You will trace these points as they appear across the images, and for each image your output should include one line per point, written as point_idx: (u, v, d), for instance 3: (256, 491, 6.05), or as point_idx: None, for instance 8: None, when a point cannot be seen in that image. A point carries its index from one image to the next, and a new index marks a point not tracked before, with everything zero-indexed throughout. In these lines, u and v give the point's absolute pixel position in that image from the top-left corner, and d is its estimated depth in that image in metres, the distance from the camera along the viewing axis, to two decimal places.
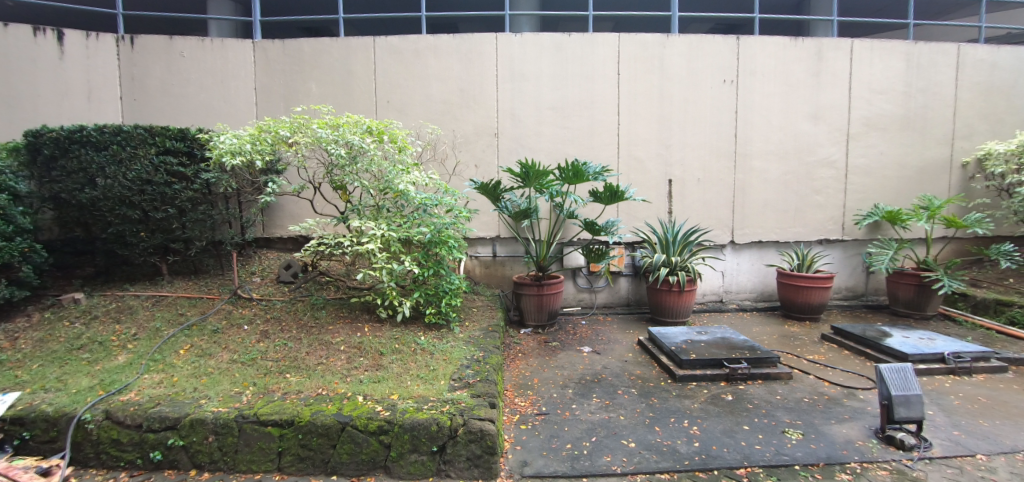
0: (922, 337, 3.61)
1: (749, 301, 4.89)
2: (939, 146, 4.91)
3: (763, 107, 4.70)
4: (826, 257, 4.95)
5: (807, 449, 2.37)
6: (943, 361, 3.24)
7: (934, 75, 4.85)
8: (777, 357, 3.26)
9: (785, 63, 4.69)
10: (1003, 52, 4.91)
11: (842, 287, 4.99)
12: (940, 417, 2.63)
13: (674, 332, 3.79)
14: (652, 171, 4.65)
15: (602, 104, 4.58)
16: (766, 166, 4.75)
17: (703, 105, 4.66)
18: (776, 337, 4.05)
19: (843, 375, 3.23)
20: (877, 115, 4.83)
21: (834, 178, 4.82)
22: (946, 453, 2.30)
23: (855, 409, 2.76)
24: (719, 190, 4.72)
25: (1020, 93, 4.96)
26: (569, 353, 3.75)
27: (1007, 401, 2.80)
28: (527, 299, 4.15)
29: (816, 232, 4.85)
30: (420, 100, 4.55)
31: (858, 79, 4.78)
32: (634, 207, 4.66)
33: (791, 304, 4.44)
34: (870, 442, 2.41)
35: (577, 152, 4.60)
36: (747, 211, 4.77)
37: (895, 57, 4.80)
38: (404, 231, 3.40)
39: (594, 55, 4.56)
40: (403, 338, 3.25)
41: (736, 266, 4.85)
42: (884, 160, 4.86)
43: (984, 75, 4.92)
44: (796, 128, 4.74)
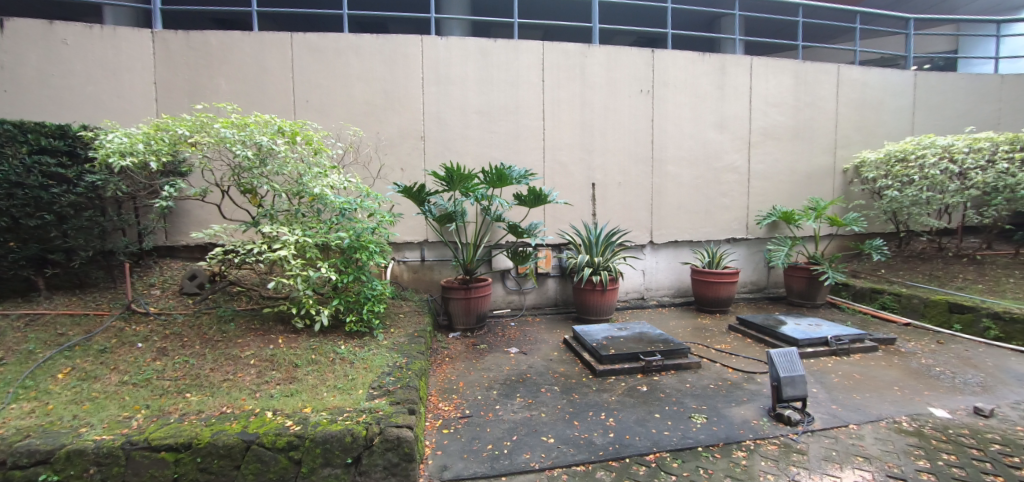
0: (811, 323, 4.04)
1: (667, 298, 5.22)
2: (823, 154, 5.54)
3: (675, 116, 5.05)
4: (733, 255, 5.40)
5: (709, 431, 2.56)
6: (826, 344, 3.65)
7: (818, 92, 5.47)
8: (687, 348, 3.51)
9: (694, 76, 5.08)
10: (872, 72, 5.65)
11: (747, 281, 5.47)
12: (822, 394, 2.95)
13: (596, 330, 3.95)
14: (576, 175, 4.83)
15: (526, 109, 4.69)
16: (679, 171, 5.10)
17: (622, 113, 4.91)
18: (689, 330, 4.35)
19: (744, 361, 3.54)
20: (772, 125, 5.36)
21: (738, 182, 5.28)
22: (824, 425, 2.58)
23: (752, 391, 3.03)
24: (638, 193, 5.00)
25: (886, 108, 5.72)
26: (497, 354, 3.79)
27: (875, 377, 3.19)
28: (455, 302, 4.16)
29: (724, 232, 5.28)
30: (341, 101, 4.40)
31: (757, 93, 5.28)
32: (559, 210, 4.80)
33: (703, 298, 4.79)
34: (762, 421, 2.65)
35: (504, 156, 4.67)
36: (664, 212, 5.09)
37: (786, 74, 5.35)
38: (321, 236, 3.26)
39: (518, 62, 4.66)
40: (321, 349, 3.11)
41: (655, 264, 5.16)
42: (779, 167, 5.40)
43: (858, 92, 5.62)
44: (704, 136, 5.14)
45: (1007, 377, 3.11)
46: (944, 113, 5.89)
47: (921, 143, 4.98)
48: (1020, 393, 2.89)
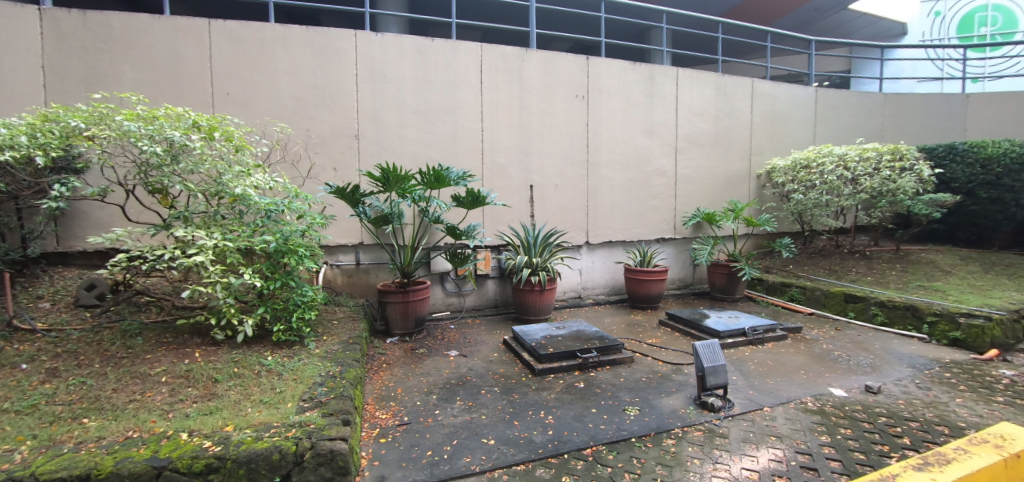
0: (730, 316, 4.39)
1: (603, 296, 5.43)
2: (740, 160, 6.03)
3: (609, 122, 5.26)
4: (662, 253, 5.73)
5: (641, 422, 2.70)
6: (744, 334, 3.97)
7: (735, 103, 5.95)
8: (621, 344, 3.67)
9: (625, 84, 5.32)
10: (780, 87, 6.24)
11: (675, 278, 5.82)
12: (740, 381, 3.20)
13: (535, 329, 4.02)
14: (514, 177, 4.89)
15: (464, 110, 4.67)
16: (612, 174, 5.32)
17: (558, 117, 5.04)
18: (624, 326, 4.55)
19: (672, 354, 3.76)
20: (696, 133, 5.74)
21: (666, 185, 5.61)
22: (743, 409, 2.80)
23: (680, 382, 3.23)
24: (574, 195, 5.16)
25: (792, 120, 6.34)
26: (436, 358, 3.74)
27: (784, 363, 3.52)
28: (393, 307, 4.07)
29: (654, 232, 5.59)
30: (267, 95, 4.12)
31: (682, 102, 5.63)
32: (498, 211, 4.83)
33: (636, 296, 5.03)
34: (689, 409, 2.83)
35: (442, 157, 4.62)
36: (599, 214, 5.29)
37: (708, 86, 5.77)
38: (244, 240, 3.03)
39: (456, 62, 4.63)
40: (245, 361, 2.90)
41: (591, 264, 5.35)
42: (702, 171, 5.81)
43: (769, 104, 6.17)
44: (635, 141, 5.40)
45: (890, 358, 3.56)
46: (839, 126, 6.63)
47: (821, 151, 5.57)
48: (901, 371, 3.31)
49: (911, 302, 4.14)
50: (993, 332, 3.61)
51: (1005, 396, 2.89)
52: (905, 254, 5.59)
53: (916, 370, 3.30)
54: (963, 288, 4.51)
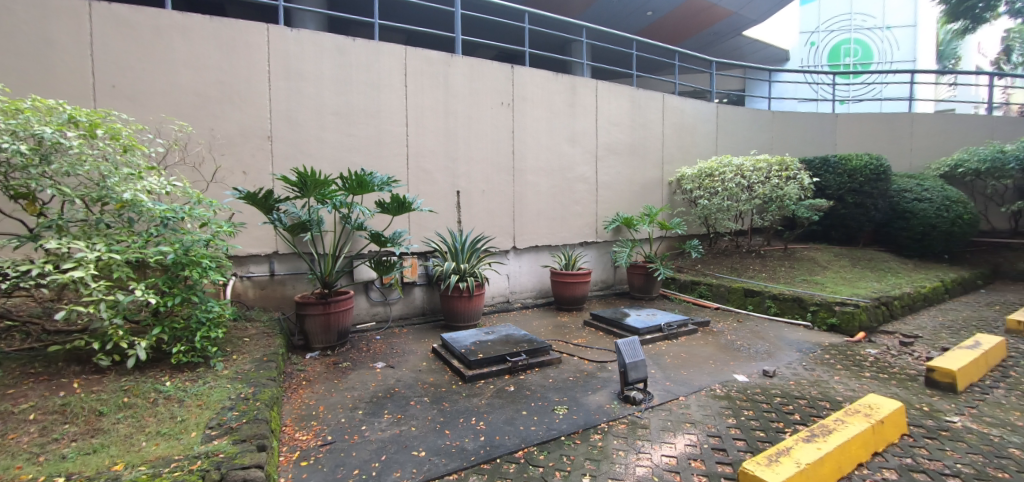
0: (648, 313, 4.69)
1: (531, 299, 5.55)
2: (653, 168, 6.50)
3: (533, 130, 5.41)
4: (585, 257, 5.99)
5: (570, 420, 2.79)
6: (660, 330, 4.26)
7: (648, 115, 6.40)
8: (548, 346, 3.77)
9: (549, 93, 5.50)
10: (687, 102, 6.82)
11: (598, 280, 6.11)
12: (658, 373, 3.43)
13: (464, 336, 4.00)
14: (440, 183, 4.84)
15: (388, 113, 4.55)
16: (538, 180, 5.47)
17: (484, 123, 5.09)
18: (551, 328, 4.68)
19: (597, 352, 3.94)
20: (614, 142, 6.09)
21: (587, 191, 5.88)
22: (661, 400, 3.00)
23: (604, 379, 3.38)
24: (501, 200, 5.23)
25: (697, 132, 6.96)
26: (361, 371, 3.58)
27: (695, 354, 3.83)
28: (312, 320, 3.84)
29: (577, 236, 5.82)
30: (164, 90, 3.71)
31: (601, 112, 5.95)
32: (424, 217, 4.75)
33: (562, 298, 5.20)
34: (613, 404, 2.97)
35: (364, 162, 4.45)
36: (526, 219, 5.41)
37: (624, 98, 6.14)
38: (135, 252, 2.69)
39: (379, 64, 4.50)
40: (138, 389, 2.56)
41: (519, 268, 5.45)
42: (620, 178, 6.17)
43: (677, 117, 6.72)
44: (558, 149, 5.60)
45: (781, 344, 4.01)
46: (737, 138, 7.40)
47: (722, 162, 6.15)
48: (790, 355, 3.74)
49: (798, 294, 4.71)
50: (860, 317, 4.22)
51: (869, 371, 3.38)
52: (792, 252, 6.36)
53: (803, 354, 3.76)
54: (837, 280, 5.22)
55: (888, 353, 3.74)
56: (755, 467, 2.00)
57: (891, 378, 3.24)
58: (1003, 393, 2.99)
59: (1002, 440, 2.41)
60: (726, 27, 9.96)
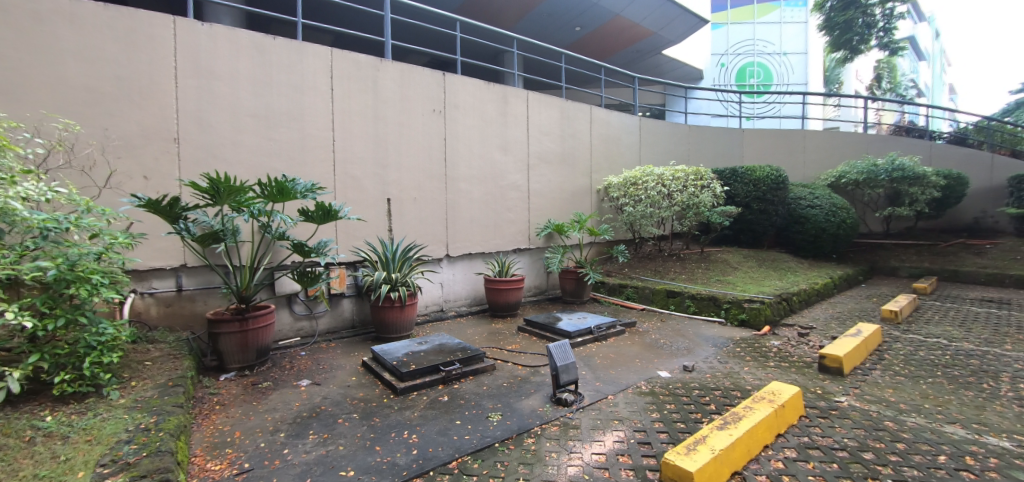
0: (579, 317, 4.83)
1: (465, 307, 5.52)
2: (582, 177, 6.75)
3: (465, 137, 5.41)
4: (519, 263, 6.07)
5: (504, 426, 2.78)
6: (590, 333, 4.40)
7: (577, 126, 6.66)
8: (482, 353, 3.76)
9: (480, 102, 5.55)
10: (613, 115, 7.18)
11: (532, 285, 6.21)
12: (587, 374, 3.54)
13: (396, 347, 3.88)
14: (369, 190, 4.69)
15: (313, 117, 4.34)
16: (470, 188, 5.48)
17: (416, 130, 5.01)
18: (485, 335, 4.68)
19: (530, 357, 3.99)
20: (545, 151, 6.26)
21: (520, 199, 5.97)
22: (591, 400, 3.08)
23: (536, 383, 3.42)
24: (434, 208, 5.16)
25: (622, 143, 7.34)
26: (283, 391, 3.34)
27: (623, 354, 4.00)
28: (227, 338, 3.52)
29: (510, 243, 5.89)
30: (45, 82, 3.26)
31: (532, 122, 6.09)
32: (352, 226, 4.57)
33: (497, 304, 5.22)
34: (546, 407, 3.00)
35: (286, 167, 4.20)
36: (459, 227, 5.38)
37: (554, 109, 6.34)
38: (6, 267, 2.31)
39: (303, 65, 4.29)
40: (6, 428, 2.19)
41: (452, 276, 5.40)
42: (551, 186, 6.34)
43: (604, 129, 7.06)
44: (491, 157, 5.65)
45: (699, 341, 4.30)
46: (658, 150, 7.91)
47: (645, 171, 6.51)
48: (707, 350, 4.03)
49: (713, 294, 5.09)
50: (765, 312, 4.66)
51: (773, 361, 3.72)
52: (708, 255, 6.88)
53: (717, 349, 4.06)
54: (746, 280, 5.72)
55: (789, 344, 4.14)
56: (676, 457, 2.11)
57: (791, 366, 3.59)
58: (878, 373, 3.42)
59: (879, 415, 2.75)
60: (647, 46, 10.65)
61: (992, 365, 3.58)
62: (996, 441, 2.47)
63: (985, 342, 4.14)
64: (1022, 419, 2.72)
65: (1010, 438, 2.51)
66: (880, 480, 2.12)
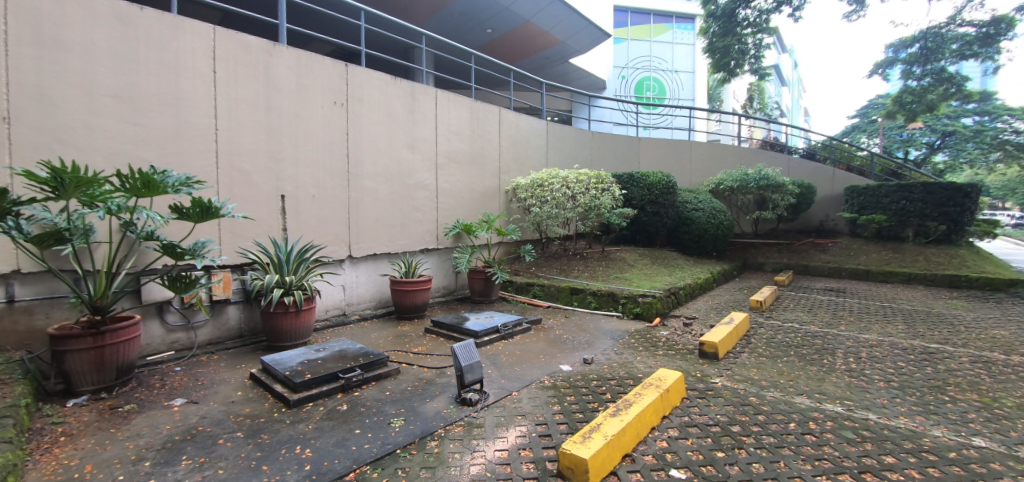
0: (487, 316, 4.86)
1: (369, 310, 5.29)
2: (491, 178, 6.83)
3: (370, 133, 5.18)
4: (426, 263, 5.96)
5: (407, 431, 2.69)
6: (497, 331, 4.44)
7: (487, 127, 6.72)
8: (385, 357, 3.61)
9: (386, 97, 5.35)
10: (521, 118, 7.36)
11: (441, 286, 6.15)
12: (492, 372, 3.57)
13: (289, 356, 3.58)
14: (260, 185, 4.29)
15: (191, 102, 3.86)
16: (376, 186, 5.26)
17: (315, 123, 4.69)
18: (391, 338, 4.51)
19: (435, 358, 3.92)
20: (454, 151, 6.22)
21: (428, 198, 5.87)
22: (495, 398, 3.10)
23: (441, 384, 3.37)
24: (335, 207, 4.87)
25: (530, 146, 7.56)
26: (151, 413, 2.91)
27: (527, 350, 4.09)
28: (76, 356, 2.97)
29: (418, 243, 5.77)
30: None
31: (441, 121, 6.02)
32: (239, 225, 4.15)
33: (403, 307, 5.07)
34: (450, 408, 2.96)
35: (156, 157, 3.68)
36: (363, 226, 5.14)
37: (463, 108, 6.33)
38: None
39: (178, 43, 3.79)
40: None
41: (355, 278, 5.14)
42: (460, 186, 6.32)
43: (513, 131, 7.21)
44: (397, 154, 5.48)
45: (598, 334, 4.56)
46: (564, 154, 8.27)
47: (551, 174, 6.74)
48: (605, 343, 4.28)
49: (612, 290, 5.43)
50: (656, 305, 5.10)
51: (661, 350, 4.06)
52: (609, 253, 7.35)
53: (614, 341, 4.34)
54: (641, 276, 6.20)
55: (675, 333, 4.55)
56: (572, 446, 2.19)
57: (676, 353, 3.95)
58: (745, 356, 3.89)
59: (746, 392, 3.12)
60: (556, 54, 11.09)
61: (830, 343, 4.26)
62: (831, 406, 2.94)
63: (825, 324, 4.94)
64: (850, 387, 3.27)
65: (842, 403, 3.00)
66: (744, 448, 2.41)
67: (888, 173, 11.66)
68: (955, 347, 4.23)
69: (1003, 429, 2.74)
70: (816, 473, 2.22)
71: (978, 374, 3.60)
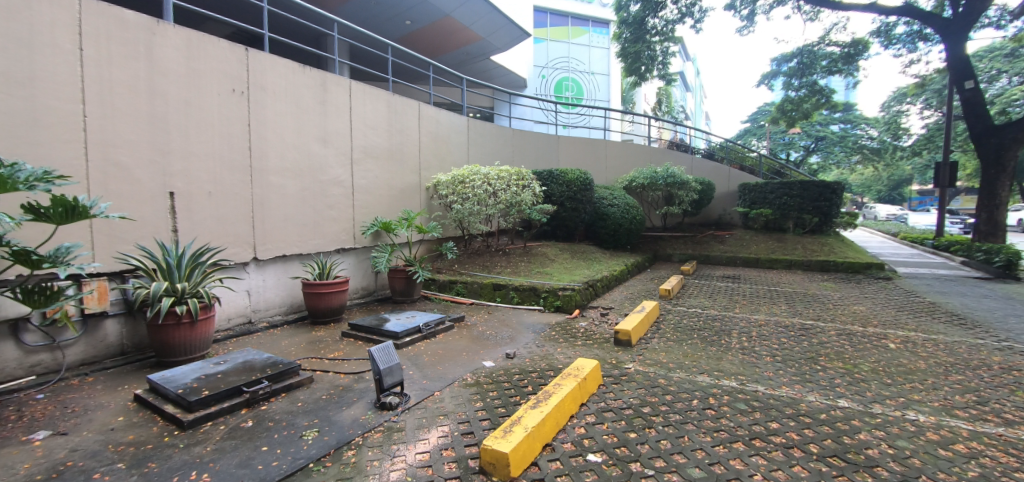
0: (408, 316, 4.72)
1: (279, 316, 4.93)
2: (411, 174, 6.65)
3: (275, 124, 4.79)
4: (342, 264, 5.67)
5: (321, 442, 2.53)
6: (418, 331, 4.33)
7: (405, 121, 6.52)
8: (296, 365, 3.37)
9: (294, 86, 4.97)
10: (441, 114, 7.25)
11: (359, 287, 5.89)
12: (413, 372, 3.48)
13: (183, 372, 3.20)
14: (143, 181, 3.78)
15: (51, 83, 3.28)
16: (283, 182, 4.87)
17: (210, 112, 4.23)
18: (303, 345, 4.22)
19: (352, 363, 3.73)
20: (371, 146, 5.96)
21: (343, 195, 5.57)
22: (417, 399, 3.03)
23: (359, 390, 3.21)
24: (236, 205, 4.45)
25: (451, 142, 7.47)
26: (3, 451, 2.44)
27: (450, 349, 4.05)
28: None
29: (333, 243, 5.46)
30: None
31: (356, 114, 5.74)
32: (117, 227, 3.64)
33: (317, 311, 4.78)
34: (368, 414, 2.84)
35: (3, 147, 3.08)
36: (269, 226, 4.74)
37: (380, 102, 6.08)
38: None
39: (33, 12, 3.20)
40: None
41: (262, 283, 4.75)
42: (378, 183, 6.08)
43: (433, 127, 7.07)
44: (307, 148, 5.12)
45: (520, 328, 4.63)
46: (485, 150, 8.28)
47: (472, 170, 6.72)
48: (527, 337, 4.37)
49: (534, 285, 5.55)
50: (575, 297, 5.30)
51: (579, 340, 4.23)
52: (531, 249, 7.51)
53: (536, 334, 4.44)
54: (561, 270, 6.42)
55: (593, 324, 4.77)
56: (493, 442, 2.20)
57: (594, 343, 4.14)
58: (655, 341, 4.18)
59: (655, 374, 3.35)
60: (477, 50, 11.07)
61: (726, 325, 4.71)
62: (727, 382, 3.26)
63: (723, 308, 5.46)
64: (743, 363, 3.64)
65: (736, 378, 3.33)
66: (653, 427, 2.59)
67: (773, 172, 13.18)
68: (825, 323, 4.90)
69: (860, 390, 3.21)
70: (715, 443, 2.44)
71: (842, 344, 4.19)
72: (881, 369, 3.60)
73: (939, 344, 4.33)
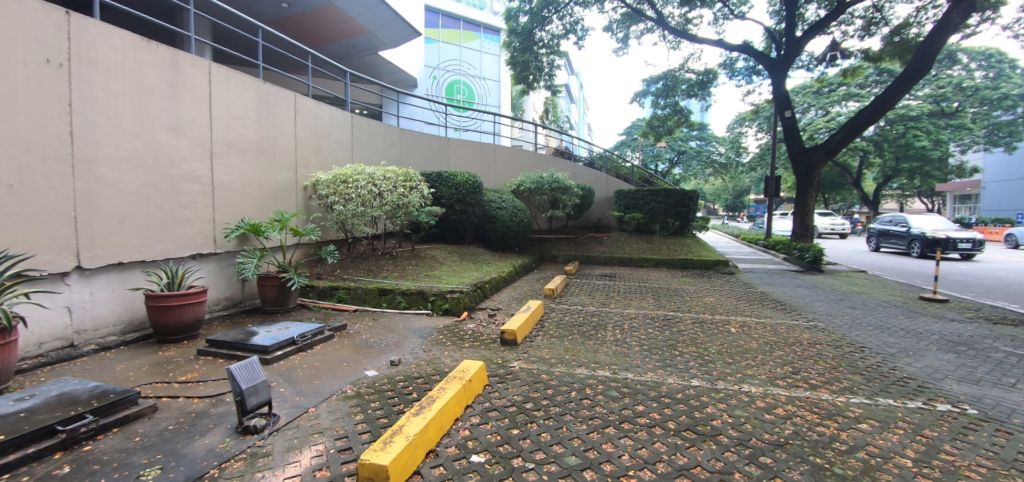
0: (279, 328, 4.28)
1: (113, 336, 4.14)
2: (285, 172, 6.08)
3: (109, 106, 4.01)
4: (198, 272, 4.96)
5: (166, 480, 2.17)
6: (291, 343, 3.96)
7: (278, 113, 5.94)
8: (135, 393, 2.86)
9: (134, 63, 4.22)
10: (322, 107, 6.75)
11: (220, 298, 5.22)
12: (284, 389, 3.17)
13: None
14: None
15: None
16: (118, 176, 4.09)
17: (14, 85, 3.39)
18: (145, 368, 3.59)
19: (210, 385, 3.28)
20: (236, 138, 5.31)
21: (200, 193, 4.87)
22: (287, 419, 2.76)
23: (217, 415, 2.83)
24: (50, 202, 3.62)
25: (332, 139, 7.00)
26: None
27: (328, 360, 3.78)
28: None
29: (185, 248, 4.74)
30: None
31: (218, 101, 5.07)
32: None
33: (164, 327, 4.11)
34: (227, 441, 2.51)
35: None
36: (98, 228, 3.95)
37: (248, 89, 5.46)
38: None
39: None
40: None
41: (88, 296, 3.94)
42: (244, 180, 5.44)
43: (311, 121, 6.55)
44: (152, 137, 4.38)
45: (406, 334, 4.52)
46: (370, 150, 7.92)
47: (355, 170, 6.40)
48: (413, 342, 4.27)
49: (422, 288, 5.46)
50: (463, 299, 5.35)
51: (466, 342, 4.25)
52: (419, 252, 7.37)
53: (422, 339, 4.36)
54: (450, 273, 6.41)
55: (480, 325, 4.84)
56: (371, 455, 2.10)
57: (481, 344, 4.20)
58: (539, 338, 4.39)
59: (538, 371, 3.52)
60: (363, 43, 10.54)
61: (602, 320, 5.12)
62: (602, 372, 3.55)
63: (600, 304, 5.94)
64: (615, 354, 4.00)
65: (609, 368, 3.64)
66: (535, 422, 2.70)
67: (644, 181, 14.73)
68: (682, 314, 5.60)
69: (708, 369, 3.74)
70: (590, 430, 2.64)
71: (695, 331, 4.84)
72: (724, 351, 4.23)
73: (765, 326, 5.23)
